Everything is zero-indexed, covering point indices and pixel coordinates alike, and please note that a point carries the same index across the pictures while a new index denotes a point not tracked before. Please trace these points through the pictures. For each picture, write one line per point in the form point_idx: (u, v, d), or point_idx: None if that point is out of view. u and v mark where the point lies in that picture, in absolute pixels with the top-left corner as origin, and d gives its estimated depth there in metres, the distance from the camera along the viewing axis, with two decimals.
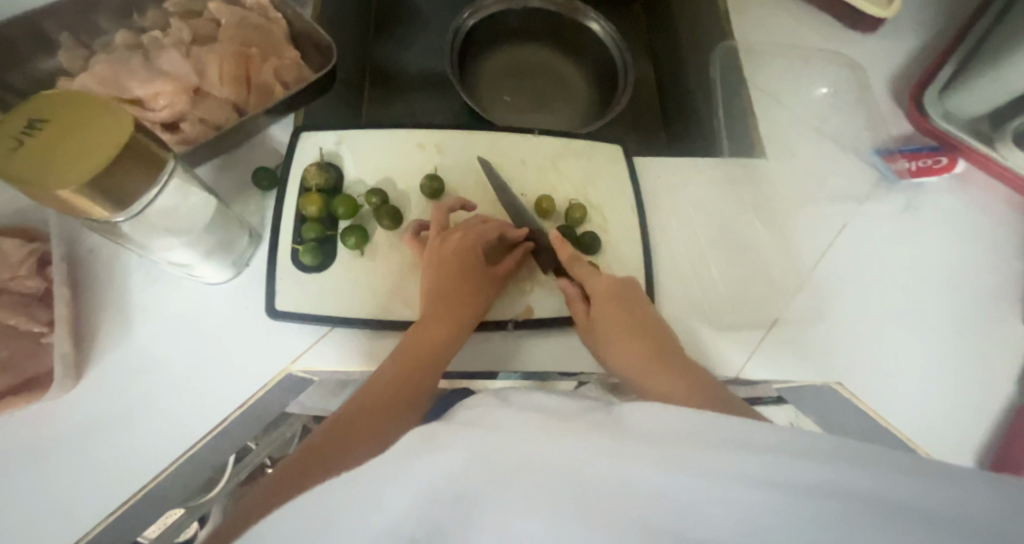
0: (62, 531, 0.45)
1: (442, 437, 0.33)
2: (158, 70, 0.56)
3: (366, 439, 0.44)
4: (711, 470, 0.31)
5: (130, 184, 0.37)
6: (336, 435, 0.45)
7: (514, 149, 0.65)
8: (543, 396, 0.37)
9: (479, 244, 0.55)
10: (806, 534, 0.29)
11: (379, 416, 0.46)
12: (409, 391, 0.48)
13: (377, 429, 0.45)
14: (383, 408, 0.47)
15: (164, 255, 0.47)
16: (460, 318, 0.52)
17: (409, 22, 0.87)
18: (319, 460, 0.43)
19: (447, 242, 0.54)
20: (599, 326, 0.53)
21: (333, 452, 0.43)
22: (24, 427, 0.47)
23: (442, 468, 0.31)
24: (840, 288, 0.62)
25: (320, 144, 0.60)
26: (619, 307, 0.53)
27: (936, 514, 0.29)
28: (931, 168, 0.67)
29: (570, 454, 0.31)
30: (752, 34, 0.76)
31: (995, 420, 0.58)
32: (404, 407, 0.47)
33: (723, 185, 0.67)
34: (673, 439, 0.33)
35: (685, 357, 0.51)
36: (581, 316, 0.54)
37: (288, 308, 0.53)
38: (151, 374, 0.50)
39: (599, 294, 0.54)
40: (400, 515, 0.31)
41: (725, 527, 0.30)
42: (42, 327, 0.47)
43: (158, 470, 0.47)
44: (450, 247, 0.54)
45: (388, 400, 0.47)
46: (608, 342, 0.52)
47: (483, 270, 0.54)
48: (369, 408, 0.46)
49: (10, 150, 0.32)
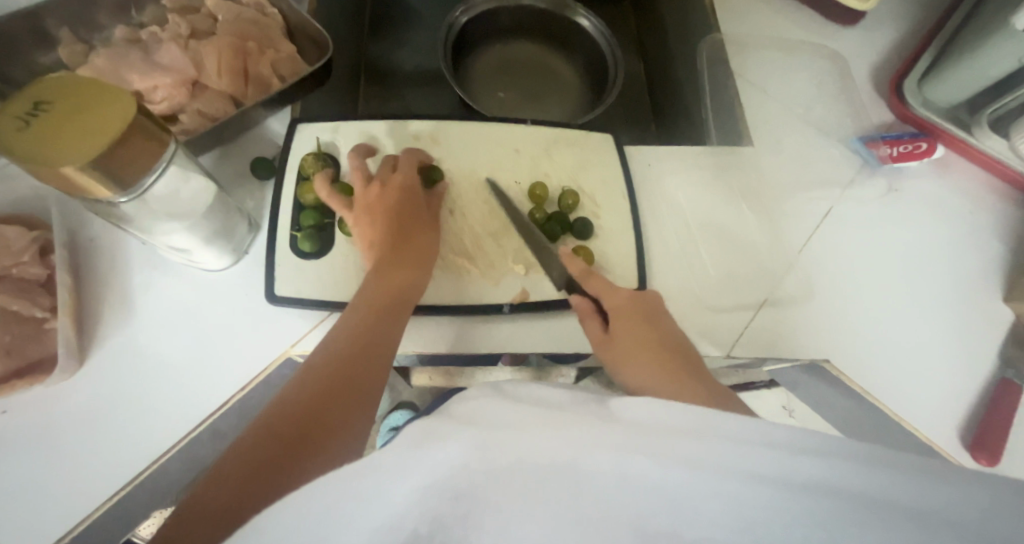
0: (61, 513, 0.45)
1: (443, 427, 0.32)
2: (157, 63, 0.58)
3: (355, 390, 0.44)
4: (704, 457, 0.31)
5: (131, 165, 0.37)
6: (324, 383, 0.44)
7: (507, 137, 0.65)
8: (541, 388, 0.37)
9: (413, 189, 0.56)
10: (783, 492, 0.30)
11: (359, 360, 0.46)
12: (384, 333, 0.48)
13: (360, 375, 0.45)
14: (366, 354, 0.46)
15: (164, 241, 0.48)
16: (418, 259, 0.53)
17: (403, 19, 0.88)
18: (310, 409, 0.42)
19: (387, 188, 0.56)
20: (621, 342, 0.51)
21: (322, 399, 0.42)
22: (24, 411, 0.48)
23: (444, 463, 0.30)
24: (829, 269, 0.62)
25: (316, 135, 0.61)
26: (641, 322, 0.52)
27: (890, 470, 0.30)
28: (912, 153, 0.66)
29: (565, 447, 0.31)
30: (736, 25, 0.76)
31: (978, 397, 0.58)
32: (381, 350, 0.47)
33: (711, 171, 0.68)
34: (672, 432, 0.32)
35: (698, 368, 0.50)
36: (599, 337, 0.53)
37: (287, 292, 0.53)
38: (151, 359, 0.51)
39: (618, 312, 0.53)
40: (401, 510, 0.30)
41: (710, 490, 0.30)
42: (44, 313, 0.48)
43: (157, 455, 0.48)
44: (390, 196, 0.55)
45: (367, 343, 0.47)
46: (628, 359, 0.50)
47: (424, 208, 0.56)
48: (349, 355, 0.46)
49: (17, 132, 0.33)
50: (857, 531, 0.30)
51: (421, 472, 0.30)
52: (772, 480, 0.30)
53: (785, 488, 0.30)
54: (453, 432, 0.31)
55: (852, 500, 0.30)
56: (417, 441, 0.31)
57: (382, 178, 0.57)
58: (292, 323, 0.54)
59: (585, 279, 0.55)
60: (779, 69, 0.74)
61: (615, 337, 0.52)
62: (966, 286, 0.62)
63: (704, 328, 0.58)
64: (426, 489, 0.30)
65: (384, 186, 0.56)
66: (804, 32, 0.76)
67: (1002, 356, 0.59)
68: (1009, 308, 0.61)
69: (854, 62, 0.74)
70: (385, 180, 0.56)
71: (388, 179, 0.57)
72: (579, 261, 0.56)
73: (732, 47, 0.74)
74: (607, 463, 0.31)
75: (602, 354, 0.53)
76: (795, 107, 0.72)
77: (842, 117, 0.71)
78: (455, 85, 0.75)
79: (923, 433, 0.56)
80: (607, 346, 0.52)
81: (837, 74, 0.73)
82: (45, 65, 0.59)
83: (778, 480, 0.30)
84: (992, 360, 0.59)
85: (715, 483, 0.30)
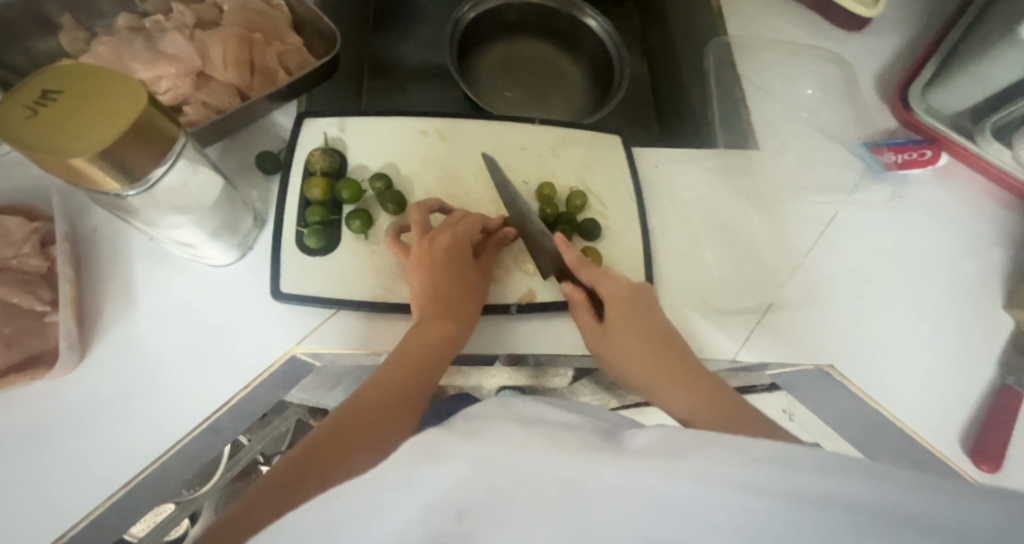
0: (59, 512, 0.44)
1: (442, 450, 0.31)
2: (162, 52, 0.57)
3: (368, 441, 0.44)
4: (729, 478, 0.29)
5: (142, 158, 0.36)
6: (343, 432, 0.44)
7: (515, 135, 0.65)
8: (546, 407, 0.37)
9: (463, 246, 0.54)
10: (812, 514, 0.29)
11: (385, 412, 0.46)
12: (415, 391, 0.47)
13: (382, 430, 0.44)
14: (387, 407, 0.46)
15: (169, 234, 0.47)
16: (459, 317, 0.52)
17: (408, 15, 0.88)
18: (323, 458, 0.42)
19: (436, 242, 0.53)
20: (614, 335, 0.53)
21: (336, 449, 0.43)
22: (22, 407, 0.47)
23: (444, 482, 0.29)
24: (833, 275, 0.62)
25: (324, 130, 0.60)
26: (634, 314, 0.54)
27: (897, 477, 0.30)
28: (917, 161, 0.67)
29: (576, 463, 0.30)
30: (743, 28, 0.76)
31: (978, 403, 0.58)
32: (408, 406, 0.47)
33: (720, 174, 0.68)
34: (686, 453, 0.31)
35: (701, 368, 0.52)
36: (591, 324, 0.54)
37: (293, 290, 0.53)
38: (154, 355, 0.50)
39: (612, 301, 0.54)
40: (403, 526, 0.30)
41: (725, 518, 0.29)
42: (45, 306, 0.47)
43: (161, 451, 0.47)
44: (439, 252, 0.53)
45: (395, 398, 0.47)
46: (617, 351, 0.53)
47: (473, 266, 0.54)
48: (373, 404, 0.46)
49: (26, 119, 0.32)
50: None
51: (424, 491, 0.29)
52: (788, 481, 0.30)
53: (821, 493, 0.28)
54: (457, 448, 0.30)
55: (878, 519, 0.28)
56: (417, 459, 0.30)
57: (433, 232, 0.54)
58: (297, 321, 0.53)
59: (581, 269, 0.55)
60: (785, 73, 0.74)
61: (607, 329, 0.53)
62: (967, 293, 0.63)
63: (709, 333, 0.58)
64: (431, 503, 0.29)
65: (437, 233, 0.54)
66: (809, 36, 0.76)
67: (1002, 362, 0.60)
68: (1009, 315, 0.62)
69: (858, 67, 0.74)
70: (433, 233, 0.54)
71: (437, 233, 0.54)
72: (574, 250, 0.56)
73: (740, 50, 0.74)
74: (617, 467, 0.30)
75: (592, 342, 0.54)
76: (800, 111, 0.72)
77: (846, 123, 0.72)
78: (462, 82, 0.74)
79: (925, 438, 0.57)
80: (595, 336, 0.54)
81: (842, 78, 0.74)
82: (46, 52, 0.58)
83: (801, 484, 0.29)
84: (992, 367, 0.60)
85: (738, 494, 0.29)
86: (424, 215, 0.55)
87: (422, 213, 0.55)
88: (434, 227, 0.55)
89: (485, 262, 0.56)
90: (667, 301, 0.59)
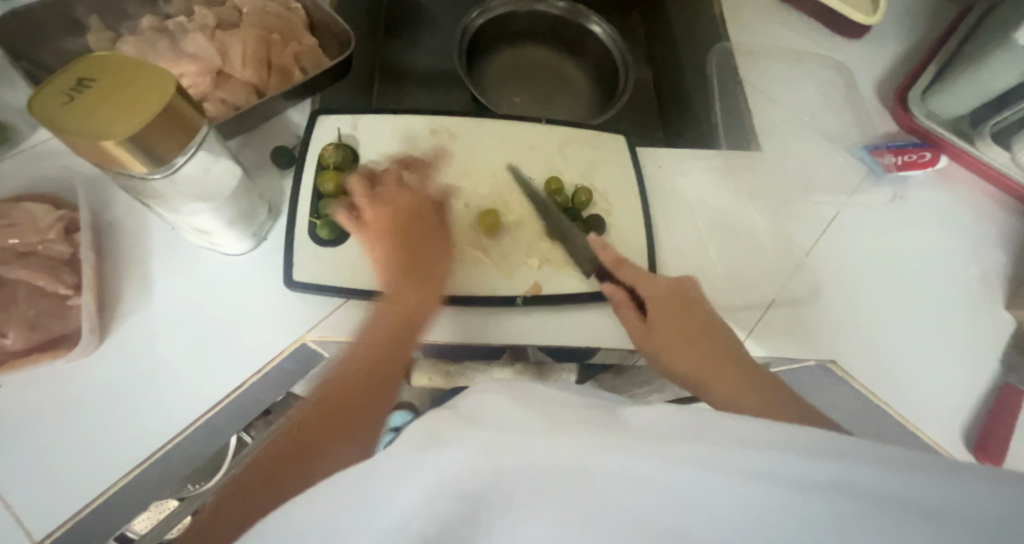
0: (71, 491, 0.46)
1: (447, 430, 0.32)
2: (184, 52, 0.60)
3: (347, 424, 0.42)
4: (732, 460, 0.30)
5: (170, 144, 0.38)
6: (316, 422, 0.42)
7: (523, 135, 0.67)
8: (548, 388, 0.37)
9: (413, 204, 0.56)
10: (810, 485, 0.30)
11: (355, 397, 0.43)
12: (388, 360, 0.47)
13: (358, 415, 0.43)
14: (358, 393, 0.44)
15: (189, 221, 0.49)
16: (425, 276, 0.53)
17: (418, 22, 0.90)
18: (299, 450, 0.40)
19: (386, 202, 0.55)
20: (657, 332, 0.53)
21: (313, 439, 0.41)
22: (41, 387, 0.48)
23: (454, 467, 0.30)
24: (834, 272, 0.63)
25: (338, 126, 0.62)
26: (678, 311, 0.54)
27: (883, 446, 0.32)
28: (917, 162, 0.68)
29: (580, 445, 0.31)
30: (746, 34, 0.77)
31: (979, 400, 0.59)
32: (380, 391, 0.45)
33: (722, 174, 0.69)
34: (689, 434, 0.32)
35: (753, 365, 0.51)
36: (634, 322, 0.54)
37: (305, 278, 0.54)
38: (171, 339, 0.51)
39: (655, 300, 0.55)
40: (409, 511, 0.29)
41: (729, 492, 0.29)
42: (68, 290, 0.49)
43: (178, 430, 0.48)
44: (393, 207, 0.55)
45: (363, 382, 0.45)
46: (668, 346, 0.52)
47: (434, 220, 0.56)
48: (341, 394, 0.44)
49: (62, 105, 0.34)
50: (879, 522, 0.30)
51: (432, 474, 0.30)
52: (790, 462, 0.30)
53: (811, 461, 0.30)
54: (460, 436, 0.31)
55: (871, 491, 0.30)
56: (419, 444, 0.31)
57: (380, 192, 0.56)
58: (308, 309, 0.54)
59: (619, 269, 0.56)
60: (786, 77, 0.76)
61: (653, 325, 0.53)
62: (968, 295, 0.64)
63: None
64: (438, 489, 0.29)
65: (385, 195, 0.56)
66: (810, 43, 0.78)
67: (1004, 361, 0.60)
68: (1010, 315, 0.63)
69: (859, 73, 0.76)
70: (381, 193, 0.56)
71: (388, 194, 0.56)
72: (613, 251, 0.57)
73: (741, 55, 0.76)
74: (621, 454, 0.30)
75: (639, 339, 0.54)
76: (801, 115, 0.74)
77: (847, 126, 0.73)
78: (470, 85, 0.76)
79: (928, 434, 0.57)
80: (640, 334, 0.54)
81: (843, 83, 0.75)
82: (73, 51, 0.61)
83: (800, 462, 0.30)
84: (993, 365, 0.60)
85: (744, 473, 0.30)
86: (365, 183, 0.57)
87: (360, 181, 0.56)
88: (381, 188, 0.57)
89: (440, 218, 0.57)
90: None
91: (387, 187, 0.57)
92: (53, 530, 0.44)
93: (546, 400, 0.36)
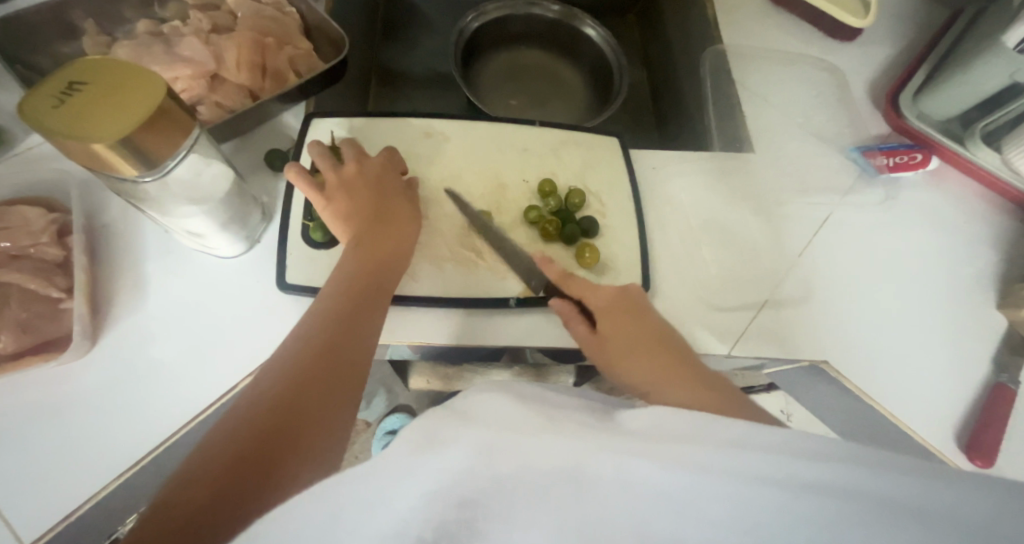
0: (64, 492, 0.45)
1: (445, 431, 0.31)
2: (179, 55, 0.60)
3: (323, 412, 0.40)
4: (721, 462, 0.30)
5: (160, 147, 0.38)
6: (281, 413, 0.38)
7: (517, 137, 0.67)
8: (543, 390, 0.37)
9: (387, 177, 0.57)
10: (796, 487, 0.30)
11: (320, 387, 0.41)
12: (357, 337, 0.45)
13: (330, 397, 0.41)
14: (324, 383, 0.41)
15: (181, 224, 0.49)
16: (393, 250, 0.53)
17: (413, 25, 0.90)
18: (279, 438, 0.37)
19: (354, 174, 0.56)
20: (610, 344, 0.53)
21: (293, 426, 0.38)
22: (34, 390, 0.48)
23: (449, 469, 0.30)
24: (827, 272, 0.64)
25: (331, 129, 0.62)
26: (625, 319, 0.54)
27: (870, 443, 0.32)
28: (908, 164, 0.68)
29: (570, 448, 0.31)
30: (738, 37, 0.78)
31: (971, 400, 0.59)
32: (345, 380, 0.43)
33: (715, 175, 0.69)
34: (680, 434, 0.32)
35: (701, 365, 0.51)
36: (587, 337, 0.54)
37: (298, 281, 0.54)
38: (163, 342, 0.51)
39: (602, 310, 0.54)
40: (407, 514, 0.29)
41: (717, 499, 0.30)
42: (60, 293, 0.49)
43: (169, 433, 0.48)
44: (366, 178, 0.56)
45: (326, 369, 0.42)
46: (616, 357, 0.52)
47: (400, 193, 0.57)
48: (305, 382, 0.41)
49: (53, 108, 0.34)
50: (868, 518, 0.30)
51: (428, 477, 0.29)
52: (778, 461, 0.30)
53: (800, 462, 0.30)
54: (455, 436, 0.30)
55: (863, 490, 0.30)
56: (420, 444, 0.30)
57: (360, 160, 0.57)
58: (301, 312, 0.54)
59: (566, 283, 0.56)
60: (779, 79, 0.76)
61: (604, 338, 0.53)
62: (960, 295, 0.64)
63: (704, 327, 0.59)
64: (432, 494, 0.30)
65: (352, 169, 0.56)
66: (802, 45, 0.78)
67: (996, 361, 0.61)
68: (1002, 315, 0.63)
69: (851, 75, 0.76)
70: (365, 159, 0.57)
71: (356, 167, 0.56)
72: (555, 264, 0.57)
73: (734, 57, 0.77)
74: (609, 455, 0.30)
75: (593, 354, 0.54)
76: (794, 116, 0.74)
77: (840, 127, 0.74)
78: (465, 87, 0.76)
79: (920, 434, 0.57)
80: (595, 348, 0.53)
81: (835, 85, 0.76)
82: (68, 55, 0.61)
83: (790, 461, 0.30)
84: (985, 365, 0.61)
85: (734, 474, 0.30)
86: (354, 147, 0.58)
87: (321, 149, 0.55)
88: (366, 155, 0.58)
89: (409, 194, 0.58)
90: (664, 296, 0.61)
91: (349, 156, 0.57)
92: (44, 533, 0.44)
93: (540, 399, 0.35)
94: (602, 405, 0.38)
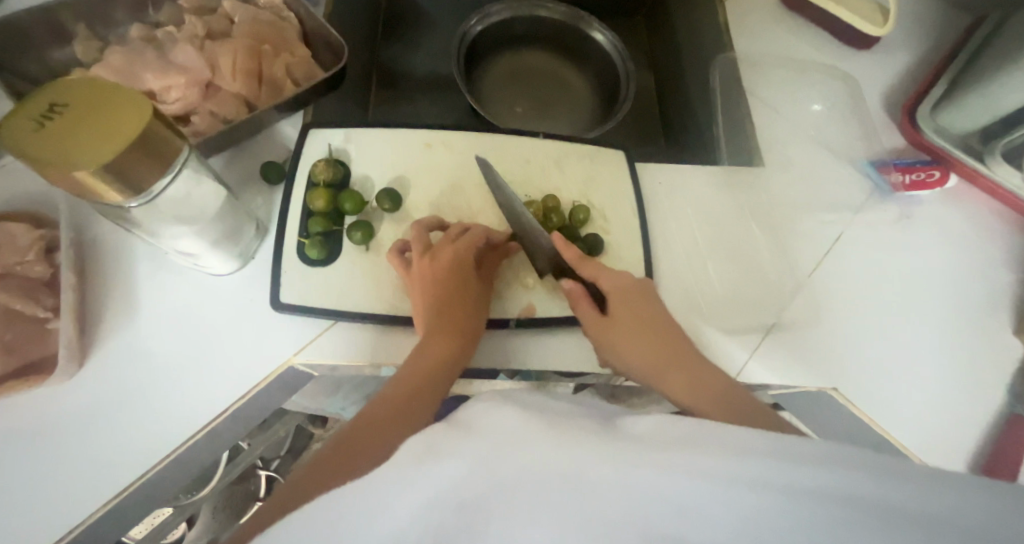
0: (54, 517, 0.45)
1: (445, 443, 0.30)
2: (172, 62, 0.58)
3: (372, 448, 0.42)
4: (720, 478, 0.29)
5: (144, 171, 0.37)
6: (342, 446, 0.43)
7: (519, 150, 0.65)
8: (545, 399, 0.36)
9: (470, 254, 0.54)
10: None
11: (379, 434, 0.43)
12: (423, 392, 0.46)
13: (378, 441, 0.42)
14: (381, 425, 0.44)
15: (171, 244, 0.47)
16: (464, 330, 0.51)
17: (415, 26, 0.88)
18: (330, 464, 0.41)
19: (438, 258, 0.53)
20: (614, 326, 0.52)
21: (341, 460, 0.41)
22: (21, 412, 0.47)
23: (452, 517, 0.28)
24: (839, 294, 0.62)
25: (329, 141, 0.61)
26: (635, 303, 0.53)
27: None
28: (925, 182, 0.66)
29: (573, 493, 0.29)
30: (750, 46, 0.76)
31: (987, 429, 0.57)
32: (403, 424, 0.44)
33: (723, 191, 0.67)
34: (676, 442, 0.31)
35: (705, 361, 0.50)
36: (592, 318, 0.53)
37: (292, 300, 0.53)
38: (151, 363, 0.50)
39: (612, 293, 0.53)
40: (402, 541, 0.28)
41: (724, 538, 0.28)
42: (47, 313, 0.48)
43: (160, 457, 0.47)
44: (444, 263, 0.53)
45: (389, 416, 0.44)
46: (621, 340, 0.51)
47: (477, 277, 0.54)
48: (363, 425, 0.44)
49: (32, 133, 0.32)
50: None
51: (426, 491, 0.28)
52: None
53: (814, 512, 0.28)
54: (452, 450, 0.30)
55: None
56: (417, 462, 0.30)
57: (434, 248, 0.54)
58: (295, 332, 0.53)
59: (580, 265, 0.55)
60: (791, 89, 0.74)
61: (611, 322, 0.52)
62: (977, 317, 0.62)
63: (710, 350, 0.58)
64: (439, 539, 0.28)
65: (436, 250, 0.54)
66: (814, 53, 0.76)
67: (1012, 388, 0.59)
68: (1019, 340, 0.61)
69: (866, 84, 0.74)
70: (436, 251, 0.54)
71: (440, 249, 0.54)
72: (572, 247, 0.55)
73: (745, 65, 0.74)
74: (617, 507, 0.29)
75: (594, 335, 0.53)
76: (807, 128, 0.72)
77: (853, 140, 0.71)
78: (467, 92, 0.74)
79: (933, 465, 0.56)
80: (599, 329, 0.52)
81: (849, 95, 0.73)
82: (60, 61, 0.60)
83: (787, 473, 0.29)
84: (1000, 392, 0.59)
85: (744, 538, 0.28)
86: (422, 235, 0.55)
87: (420, 232, 0.55)
88: (437, 244, 0.55)
89: (486, 273, 0.56)
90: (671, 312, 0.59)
91: (443, 239, 0.55)
92: None
93: (539, 407, 0.34)
94: (601, 410, 0.37)
